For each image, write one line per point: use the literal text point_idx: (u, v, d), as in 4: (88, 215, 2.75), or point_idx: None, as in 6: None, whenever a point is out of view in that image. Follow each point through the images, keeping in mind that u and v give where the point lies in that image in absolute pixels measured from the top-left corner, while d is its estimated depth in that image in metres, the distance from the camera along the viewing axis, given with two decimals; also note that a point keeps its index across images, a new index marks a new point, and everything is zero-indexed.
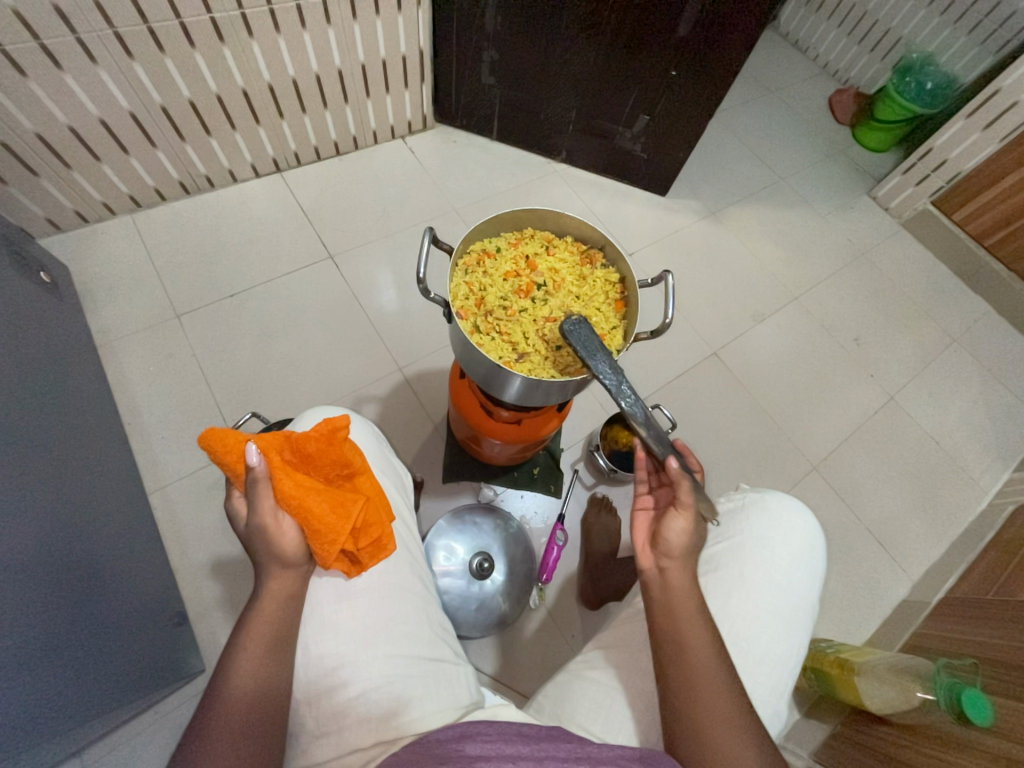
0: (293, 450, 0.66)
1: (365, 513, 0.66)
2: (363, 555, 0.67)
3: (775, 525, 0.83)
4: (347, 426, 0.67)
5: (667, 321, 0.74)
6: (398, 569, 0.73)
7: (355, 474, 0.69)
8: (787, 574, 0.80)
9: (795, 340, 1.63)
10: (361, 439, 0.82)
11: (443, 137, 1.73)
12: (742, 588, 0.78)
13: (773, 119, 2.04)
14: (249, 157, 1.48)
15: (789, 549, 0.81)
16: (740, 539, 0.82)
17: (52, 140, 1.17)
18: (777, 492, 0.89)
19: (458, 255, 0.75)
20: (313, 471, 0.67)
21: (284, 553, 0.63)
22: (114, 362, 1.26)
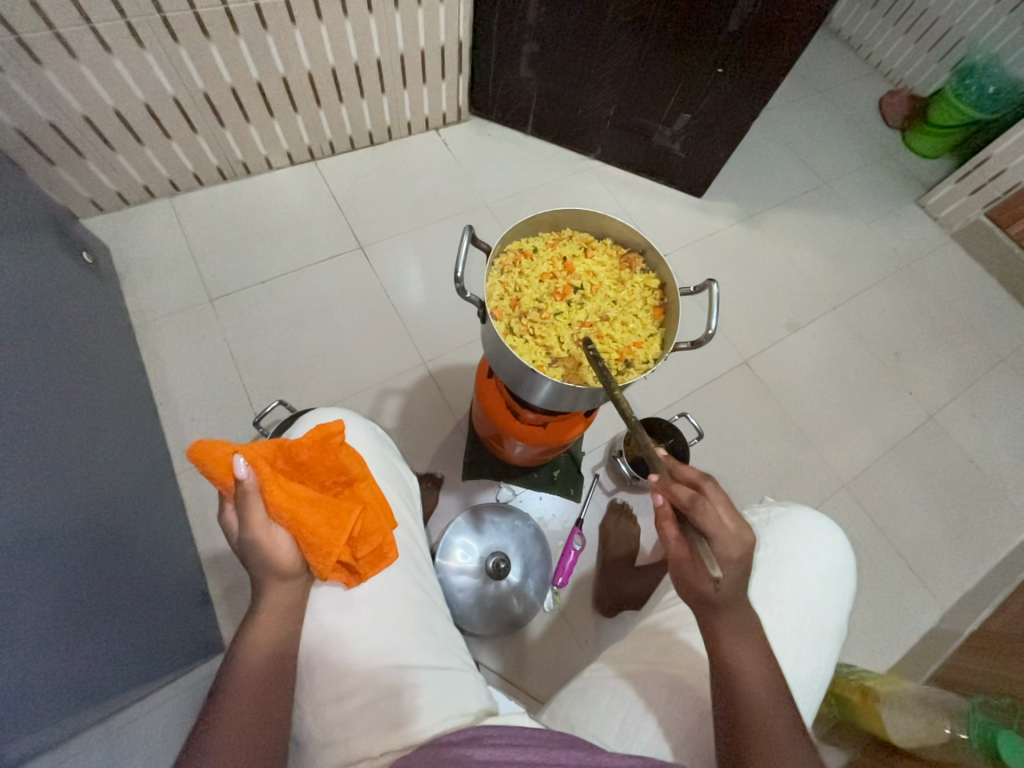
0: (286, 458, 0.66)
1: (363, 522, 0.67)
2: (363, 565, 0.68)
3: (804, 542, 0.73)
4: (339, 432, 0.68)
5: (710, 331, 0.70)
6: (399, 580, 0.73)
7: (353, 480, 0.70)
8: (813, 595, 0.70)
9: (831, 353, 1.57)
10: (363, 445, 0.81)
11: (477, 130, 1.71)
12: (763, 605, 0.68)
13: (819, 120, 1.96)
14: (284, 144, 1.48)
15: (815, 568, 0.72)
16: (762, 552, 0.73)
17: (99, 122, 1.19)
18: (802, 507, 0.80)
19: (496, 254, 0.73)
20: (307, 480, 0.67)
21: (279, 566, 0.61)
22: (148, 342, 1.28)
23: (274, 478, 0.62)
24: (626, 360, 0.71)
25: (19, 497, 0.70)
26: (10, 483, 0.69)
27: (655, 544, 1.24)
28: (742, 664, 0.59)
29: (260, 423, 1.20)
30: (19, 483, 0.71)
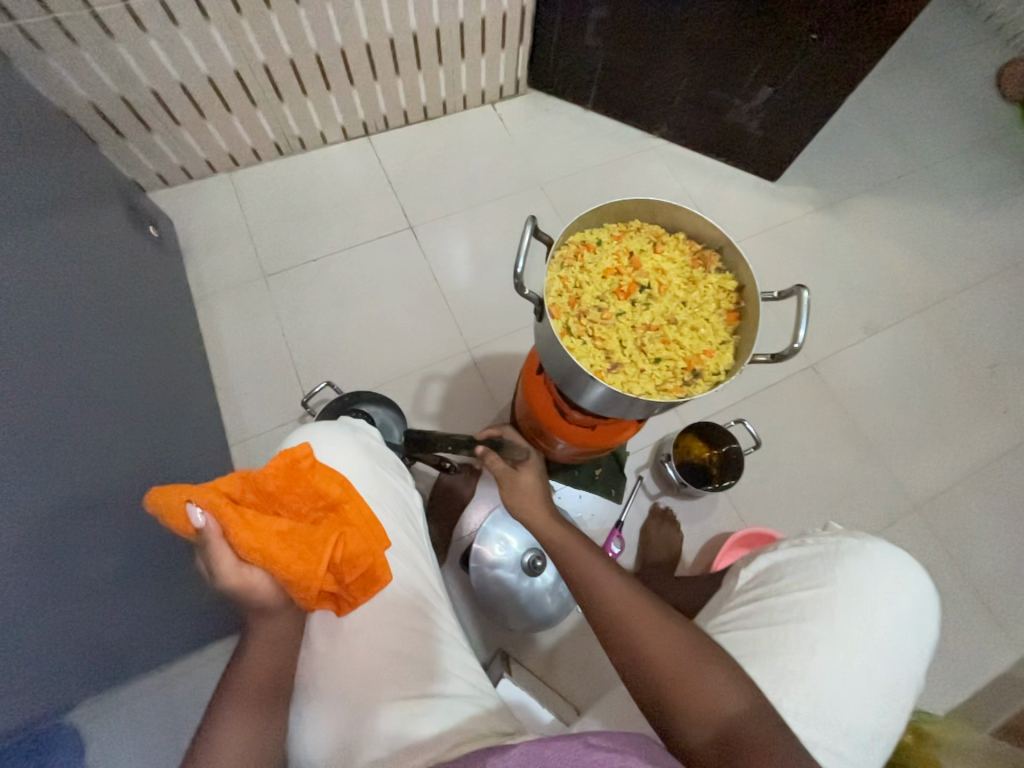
0: (253, 488, 0.61)
1: (344, 548, 0.61)
2: (356, 591, 0.64)
3: (878, 581, 0.66)
4: (307, 456, 0.63)
5: (795, 344, 0.62)
6: (395, 604, 0.68)
7: (333, 503, 0.63)
8: (889, 642, 0.63)
9: (912, 360, 1.41)
10: (347, 465, 0.74)
11: (535, 104, 1.62)
12: (832, 648, 0.61)
13: (921, 94, 1.73)
14: (339, 119, 1.46)
15: (893, 612, 0.64)
16: (831, 588, 0.65)
17: (165, 96, 1.21)
18: (880, 541, 0.71)
19: (558, 246, 0.67)
20: (279, 510, 0.61)
21: (263, 604, 0.59)
22: (207, 315, 1.32)
23: (236, 517, 0.57)
24: (693, 370, 0.65)
25: (66, 469, 0.72)
26: (59, 454, 0.72)
27: (697, 554, 1.18)
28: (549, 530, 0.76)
29: (308, 403, 1.22)
30: (72, 454, 0.74)
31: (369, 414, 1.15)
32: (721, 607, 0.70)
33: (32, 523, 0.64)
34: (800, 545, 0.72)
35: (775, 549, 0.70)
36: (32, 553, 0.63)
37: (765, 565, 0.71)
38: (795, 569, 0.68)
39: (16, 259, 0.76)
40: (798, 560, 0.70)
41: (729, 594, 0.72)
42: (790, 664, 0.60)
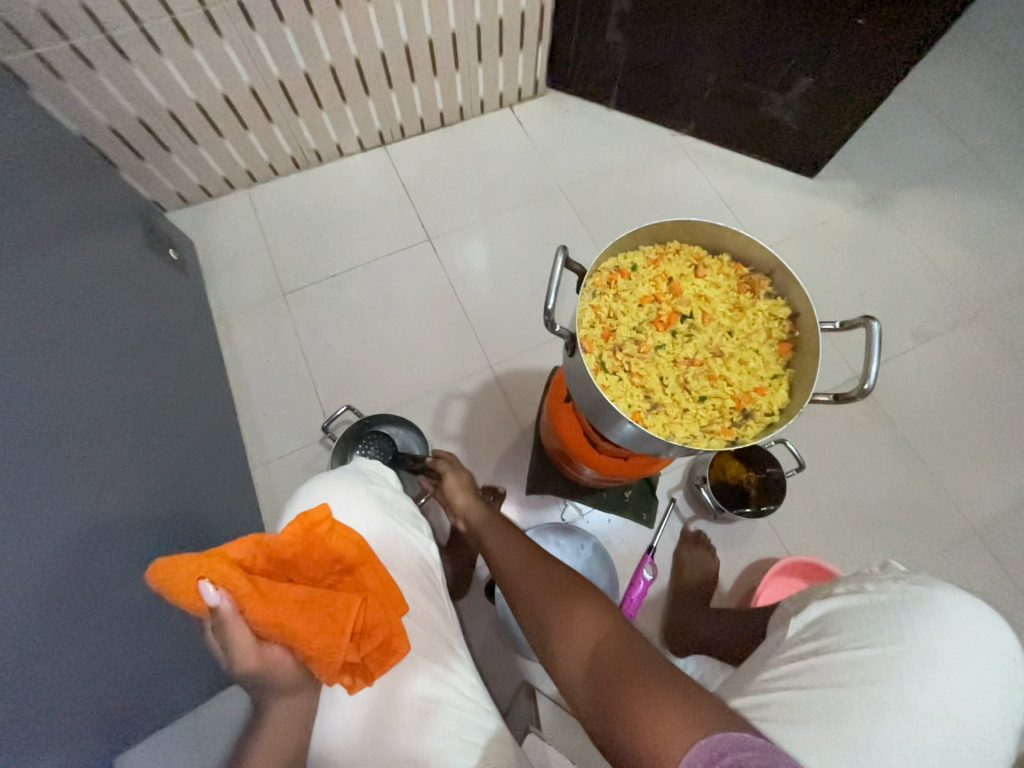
0: (268, 556, 0.67)
1: (364, 615, 0.64)
2: (371, 662, 0.64)
3: (952, 640, 0.59)
4: (325, 519, 0.69)
5: (866, 384, 0.58)
6: (411, 672, 0.65)
7: (350, 567, 0.67)
8: (970, 710, 0.56)
9: (968, 369, 1.30)
10: (361, 523, 0.72)
11: (555, 105, 1.56)
12: (903, 718, 0.54)
13: (970, 78, 1.60)
14: (355, 129, 1.43)
15: (971, 675, 0.58)
16: (899, 647, 0.58)
17: (182, 115, 1.19)
18: (951, 588, 0.64)
19: (591, 276, 0.63)
20: (296, 578, 0.67)
21: (282, 685, 0.57)
22: (227, 335, 1.31)
23: (256, 588, 0.61)
24: (743, 410, 0.60)
25: (89, 507, 0.71)
26: (79, 493, 0.70)
27: (735, 581, 1.11)
28: (482, 529, 0.84)
29: (328, 426, 1.20)
30: (92, 493, 0.72)
31: (389, 436, 1.14)
32: (769, 661, 0.64)
33: (51, 571, 0.62)
34: (858, 592, 0.66)
35: (823, 598, 0.65)
36: (49, 603, 0.61)
37: (817, 614, 0.66)
38: (855, 622, 0.62)
39: (35, 295, 0.75)
40: (857, 610, 0.64)
41: (779, 645, 0.66)
42: (860, 735, 0.53)
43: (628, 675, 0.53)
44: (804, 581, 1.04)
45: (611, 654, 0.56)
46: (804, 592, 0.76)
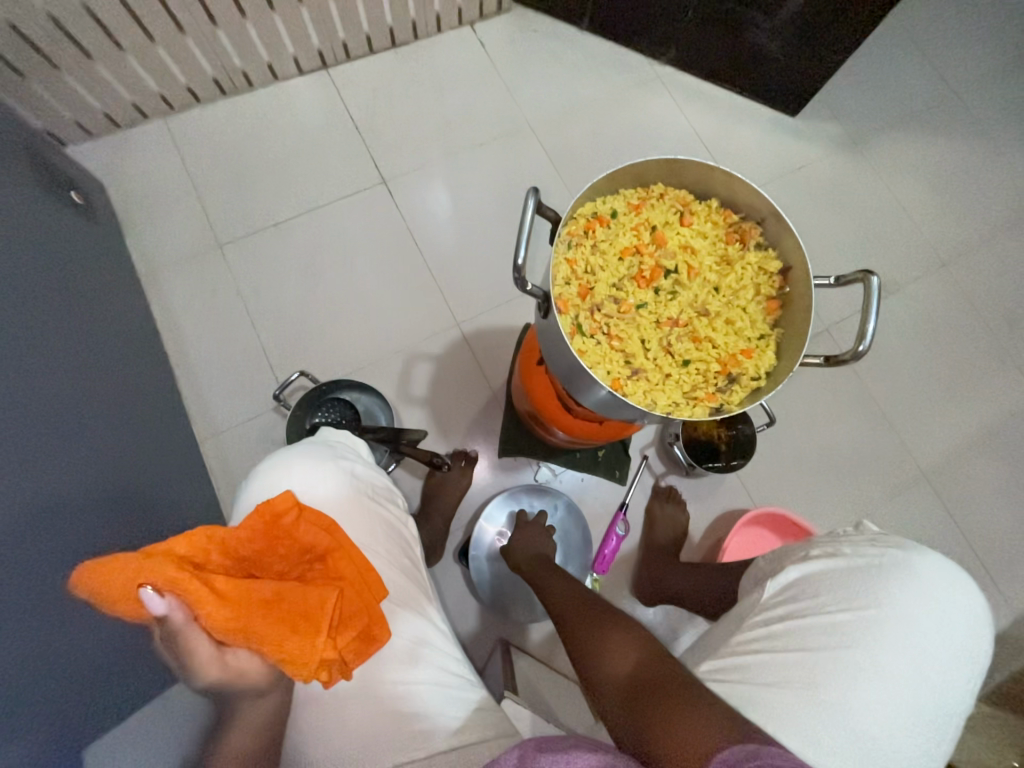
0: (225, 551, 0.60)
1: (340, 607, 0.58)
2: (349, 653, 0.59)
3: (922, 602, 0.61)
4: (287, 510, 0.62)
5: (861, 345, 0.56)
6: (390, 658, 0.62)
7: (320, 554, 0.62)
8: (938, 668, 0.58)
9: (930, 320, 1.32)
10: (332, 506, 0.67)
11: (520, 25, 1.38)
12: (874, 679, 0.56)
13: (955, 9, 1.52)
14: (289, 47, 1.22)
15: (941, 634, 0.60)
16: (873, 609, 0.60)
17: (67, 21, 0.97)
18: (927, 551, 0.66)
19: (566, 224, 0.56)
20: (259, 572, 0.61)
21: (253, 685, 0.55)
22: (158, 294, 1.16)
23: (212, 590, 0.54)
24: (729, 375, 0.56)
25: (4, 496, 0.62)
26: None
27: (703, 532, 1.14)
28: (537, 575, 0.88)
29: (282, 394, 1.10)
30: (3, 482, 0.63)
31: (350, 402, 1.06)
32: (744, 622, 0.64)
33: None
34: (837, 555, 0.67)
35: (802, 563, 0.66)
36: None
37: (795, 577, 0.66)
38: (830, 586, 0.63)
39: None
40: (833, 574, 0.64)
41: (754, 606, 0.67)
42: (832, 696, 0.55)
43: (656, 685, 0.53)
44: (768, 530, 1.08)
45: (659, 666, 0.56)
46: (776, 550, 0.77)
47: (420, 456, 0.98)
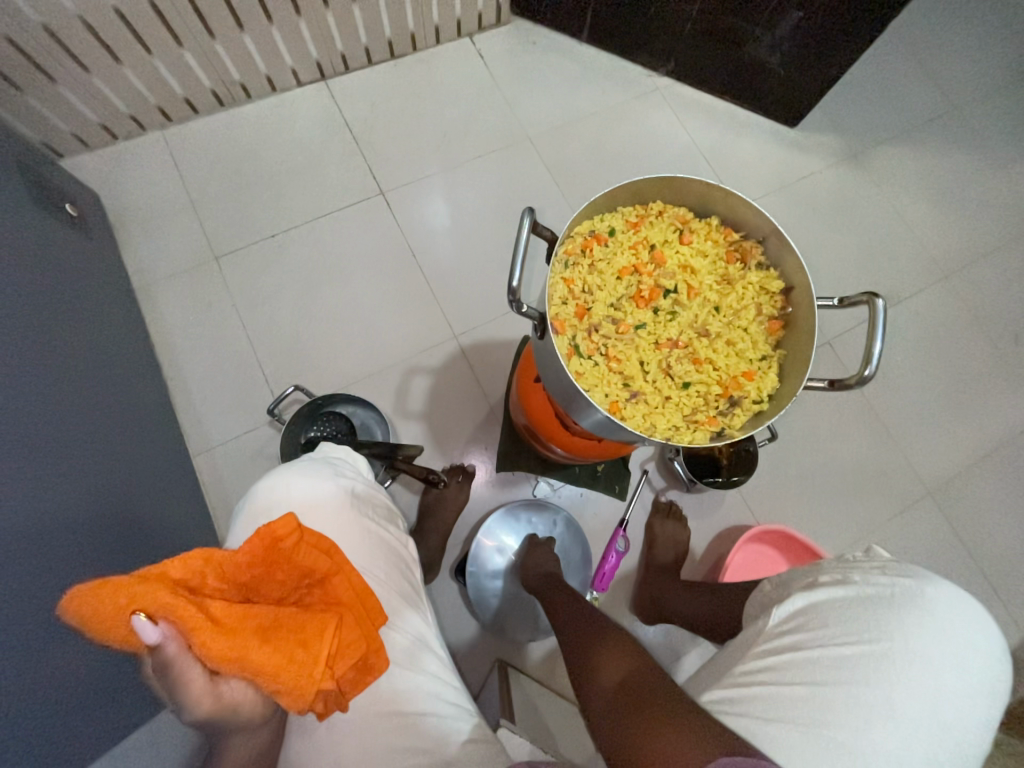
0: (220, 574, 0.53)
1: (339, 637, 0.54)
2: (345, 685, 0.55)
3: (937, 634, 0.59)
4: (289, 531, 0.56)
5: (867, 368, 0.54)
6: (388, 687, 0.60)
7: (319, 579, 0.57)
8: (955, 708, 0.56)
9: (932, 333, 1.31)
10: (331, 528, 0.64)
11: (520, 38, 1.38)
12: (887, 718, 0.54)
13: (955, 22, 1.52)
14: (287, 60, 1.22)
15: (958, 672, 0.58)
16: (886, 644, 0.58)
17: (64, 35, 0.97)
18: (942, 583, 0.64)
19: (563, 243, 0.55)
20: (256, 598, 0.55)
21: (247, 720, 0.50)
22: (153, 306, 1.15)
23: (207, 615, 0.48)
24: (730, 397, 0.55)
25: None
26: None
27: (705, 548, 1.12)
28: (549, 595, 0.86)
29: (277, 409, 1.09)
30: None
31: (345, 416, 1.04)
32: (750, 651, 0.64)
33: None
34: (846, 584, 0.66)
35: (810, 593, 0.65)
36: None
37: (802, 605, 0.66)
38: (839, 616, 0.62)
39: None
40: (843, 603, 0.63)
41: (760, 635, 0.66)
42: (841, 735, 0.53)
43: (640, 701, 0.52)
44: (771, 548, 1.06)
45: (646, 678, 0.55)
46: (783, 575, 0.76)
47: (417, 473, 0.97)
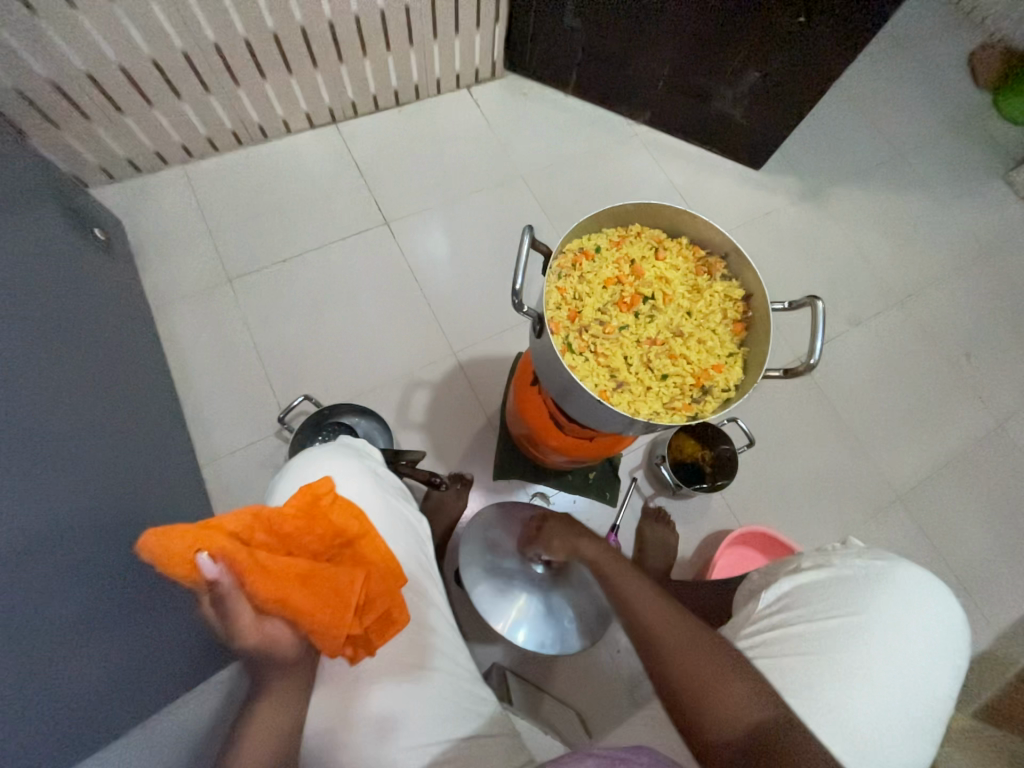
0: (267, 529, 0.61)
1: (367, 589, 0.60)
2: (371, 634, 0.60)
3: (905, 607, 0.65)
4: (327, 492, 0.61)
5: (812, 358, 0.63)
6: (413, 643, 0.62)
7: (351, 540, 0.62)
8: (923, 674, 0.62)
9: (892, 351, 1.43)
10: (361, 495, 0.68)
11: (513, 90, 1.54)
12: (863, 683, 0.60)
13: (895, 84, 1.73)
14: (302, 105, 1.35)
15: (925, 641, 0.64)
16: (861, 617, 0.64)
17: (104, 80, 1.08)
18: (908, 564, 0.71)
19: (556, 257, 0.64)
20: (296, 552, 0.61)
21: (286, 659, 0.56)
22: (167, 325, 1.22)
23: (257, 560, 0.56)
24: (702, 386, 0.63)
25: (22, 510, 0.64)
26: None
27: (693, 553, 1.17)
28: (600, 565, 0.76)
29: (285, 418, 1.15)
30: (24, 499, 0.65)
31: (350, 426, 1.10)
32: (742, 631, 0.68)
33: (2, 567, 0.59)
34: (825, 566, 0.71)
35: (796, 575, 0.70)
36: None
37: (791, 583, 0.71)
38: (819, 595, 0.68)
39: None
40: (824, 583, 0.69)
41: (750, 616, 0.71)
42: (823, 700, 0.59)
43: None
44: (756, 549, 1.12)
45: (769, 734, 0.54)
46: (769, 565, 0.81)
47: (420, 475, 1.02)
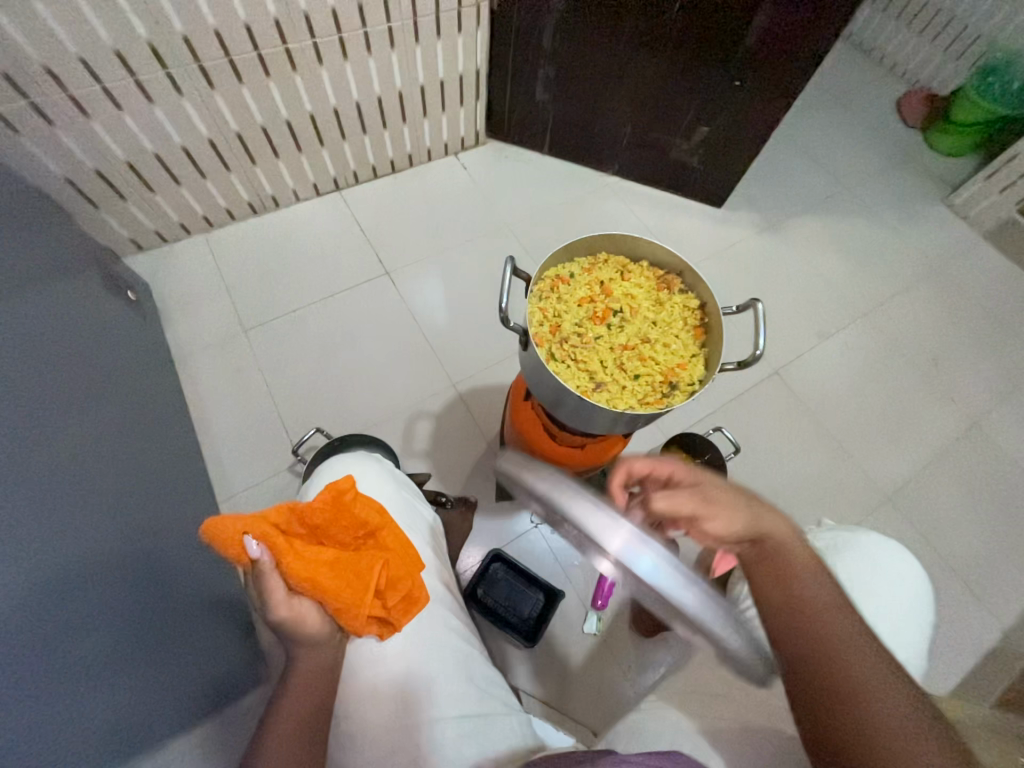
0: (300, 520, 0.66)
1: (387, 572, 0.66)
2: (395, 613, 0.66)
3: (873, 574, 0.73)
4: (350, 488, 0.66)
5: (757, 350, 0.73)
6: (432, 622, 0.70)
7: (372, 531, 0.68)
8: (891, 627, 0.71)
9: (863, 360, 1.53)
10: (381, 494, 0.76)
11: (496, 153, 1.74)
12: None
13: (834, 128, 1.95)
14: (310, 177, 1.53)
15: (892, 601, 0.72)
16: None
17: (140, 165, 1.25)
18: (873, 533, 0.78)
19: (535, 282, 0.75)
20: (325, 540, 0.67)
21: (315, 635, 0.61)
22: (188, 375, 1.32)
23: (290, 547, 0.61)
24: (670, 382, 0.73)
25: (66, 534, 0.71)
26: (46, 522, 0.69)
27: None
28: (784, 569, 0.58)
29: (298, 452, 1.22)
30: (69, 526, 0.72)
31: None
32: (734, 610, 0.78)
33: (52, 586, 0.65)
34: None
35: None
36: (14, 625, 0.58)
37: None
38: None
39: (13, 335, 0.78)
40: None
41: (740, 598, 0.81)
42: None
43: None
44: None
45: None
46: None
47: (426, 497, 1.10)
